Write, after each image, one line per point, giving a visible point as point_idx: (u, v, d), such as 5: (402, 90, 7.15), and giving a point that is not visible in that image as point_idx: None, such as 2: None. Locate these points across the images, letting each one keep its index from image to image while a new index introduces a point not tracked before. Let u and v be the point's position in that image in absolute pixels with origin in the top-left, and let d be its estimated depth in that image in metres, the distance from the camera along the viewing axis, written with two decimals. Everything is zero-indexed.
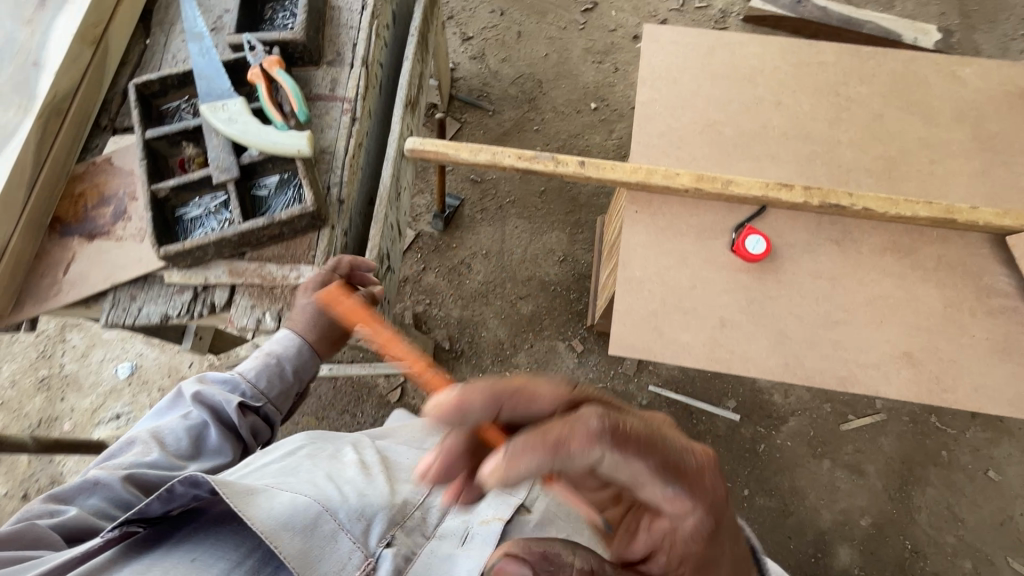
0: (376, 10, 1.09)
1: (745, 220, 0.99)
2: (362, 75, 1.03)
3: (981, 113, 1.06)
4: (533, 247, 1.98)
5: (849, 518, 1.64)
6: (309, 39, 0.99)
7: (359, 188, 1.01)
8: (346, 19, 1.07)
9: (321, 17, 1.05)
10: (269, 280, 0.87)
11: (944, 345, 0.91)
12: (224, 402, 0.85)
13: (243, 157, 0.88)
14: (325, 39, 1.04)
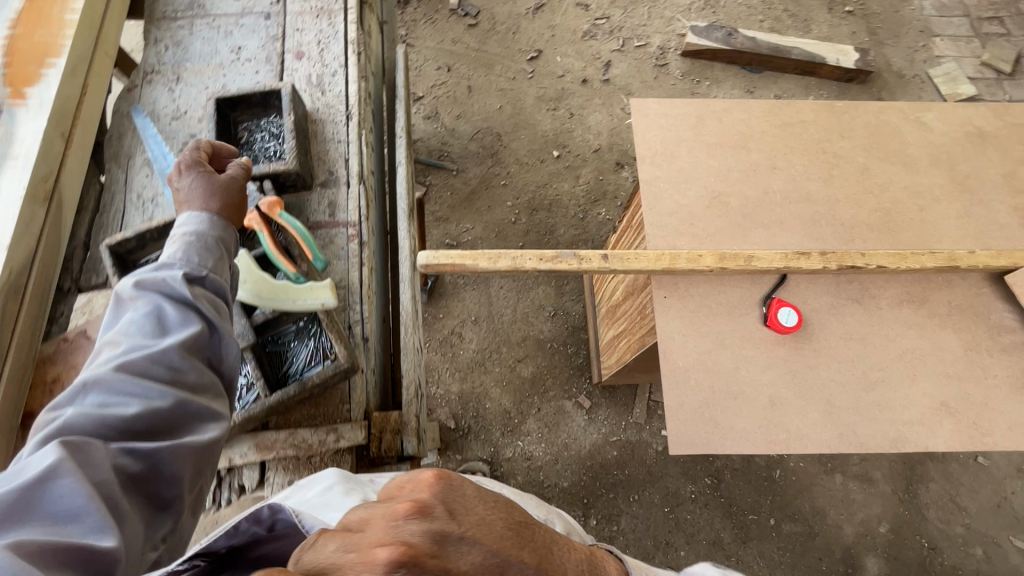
0: (361, 117, 1.06)
1: (771, 292, 1.00)
2: (360, 193, 0.99)
3: (951, 156, 1.13)
4: (522, 305, 1.94)
5: (868, 528, 1.69)
6: (302, 167, 0.95)
7: (378, 315, 0.97)
8: (332, 133, 1.03)
9: (308, 138, 1.02)
10: (305, 449, 0.81)
11: (973, 389, 0.96)
12: (166, 278, 0.73)
13: (256, 317, 0.86)
14: (315, 160, 1.01)
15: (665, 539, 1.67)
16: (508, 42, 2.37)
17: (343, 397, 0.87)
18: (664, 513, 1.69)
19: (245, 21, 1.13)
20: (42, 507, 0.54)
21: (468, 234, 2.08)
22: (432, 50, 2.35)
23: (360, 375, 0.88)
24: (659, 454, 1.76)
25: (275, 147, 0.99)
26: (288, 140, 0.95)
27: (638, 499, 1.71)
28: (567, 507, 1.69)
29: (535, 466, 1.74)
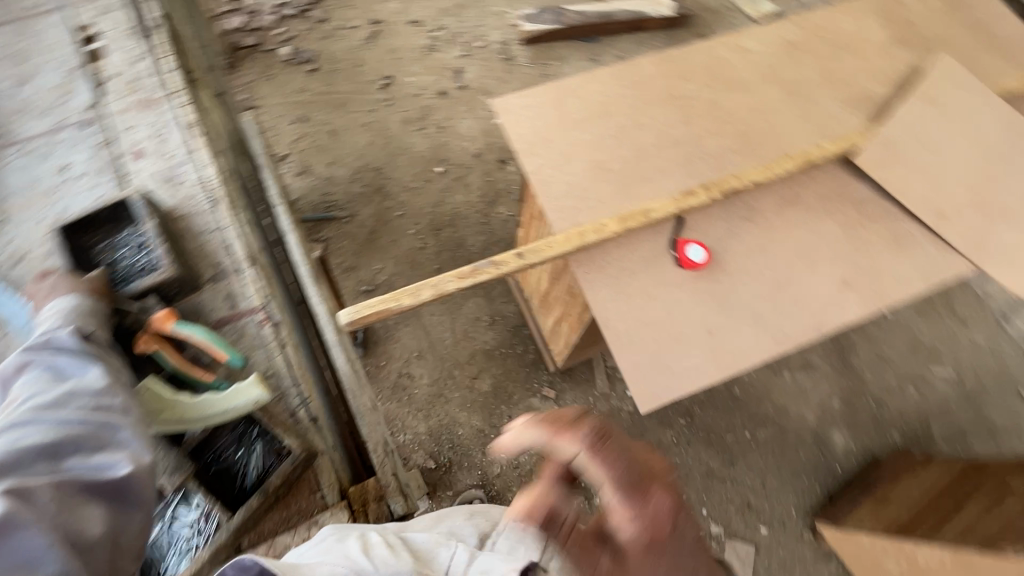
0: (225, 200, 1.14)
1: (675, 236, 1.07)
2: (257, 276, 1.09)
3: (778, 67, 1.26)
4: (459, 324, 1.92)
5: (824, 406, 1.87)
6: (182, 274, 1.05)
7: (316, 385, 1.07)
8: (205, 223, 1.11)
9: (184, 249, 1.10)
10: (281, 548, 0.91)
11: (860, 260, 1.08)
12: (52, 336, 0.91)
13: (188, 437, 0.97)
14: (195, 264, 1.09)
15: None
16: (355, 77, 2.33)
17: (312, 485, 0.97)
18: None
19: (92, 149, 1.18)
20: (7, 558, 0.68)
21: (382, 274, 2.04)
22: (281, 106, 2.26)
23: (322, 457, 1.00)
24: (632, 414, 1.83)
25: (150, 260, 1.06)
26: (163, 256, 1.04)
27: None
28: None
29: (525, 471, 1.76)
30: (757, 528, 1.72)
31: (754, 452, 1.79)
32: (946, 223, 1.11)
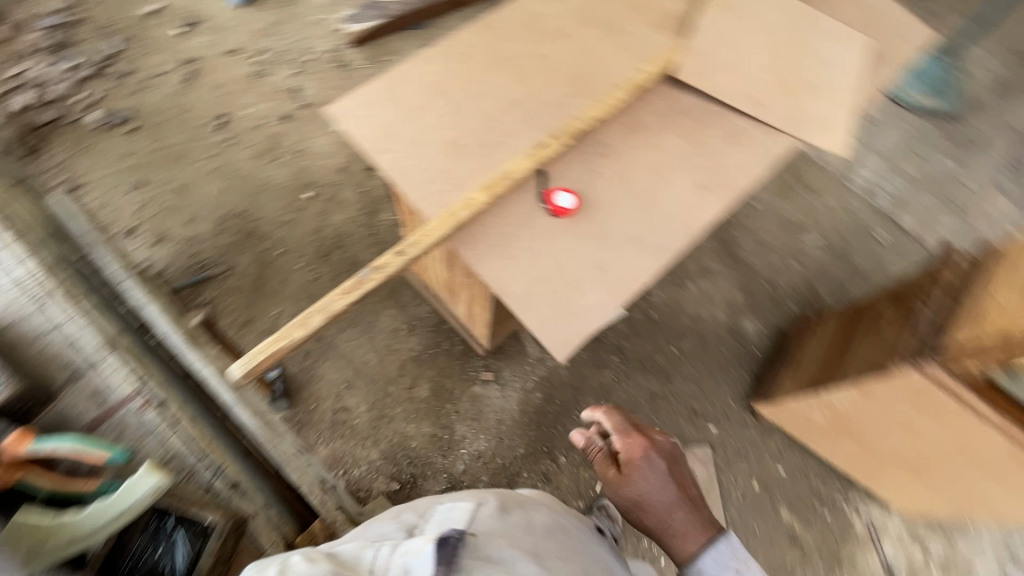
0: (69, 326, 1.69)
1: (542, 189, 1.10)
2: (131, 375, 1.63)
3: (589, 5, 1.31)
4: (378, 341, 1.88)
5: (729, 302, 2.04)
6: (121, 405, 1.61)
7: (220, 449, 1.62)
8: (62, 341, 1.67)
9: (45, 371, 1.64)
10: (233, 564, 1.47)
11: (706, 161, 1.18)
12: None
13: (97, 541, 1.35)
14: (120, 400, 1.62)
15: None
16: (183, 125, 2.15)
17: (253, 530, 1.53)
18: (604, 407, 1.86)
19: None
20: None
21: (281, 318, 1.92)
22: (109, 176, 2.03)
23: (249, 502, 1.56)
24: (569, 367, 1.90)
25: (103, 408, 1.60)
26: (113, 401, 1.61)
27: (580, 413, 1.85)
28: (535, 465, 1.78)
29: (489, 457, 1.77)
30: (707, 427, 1.85)
31: (684, 363, 1.93)
32: (763, 108, 1.23)
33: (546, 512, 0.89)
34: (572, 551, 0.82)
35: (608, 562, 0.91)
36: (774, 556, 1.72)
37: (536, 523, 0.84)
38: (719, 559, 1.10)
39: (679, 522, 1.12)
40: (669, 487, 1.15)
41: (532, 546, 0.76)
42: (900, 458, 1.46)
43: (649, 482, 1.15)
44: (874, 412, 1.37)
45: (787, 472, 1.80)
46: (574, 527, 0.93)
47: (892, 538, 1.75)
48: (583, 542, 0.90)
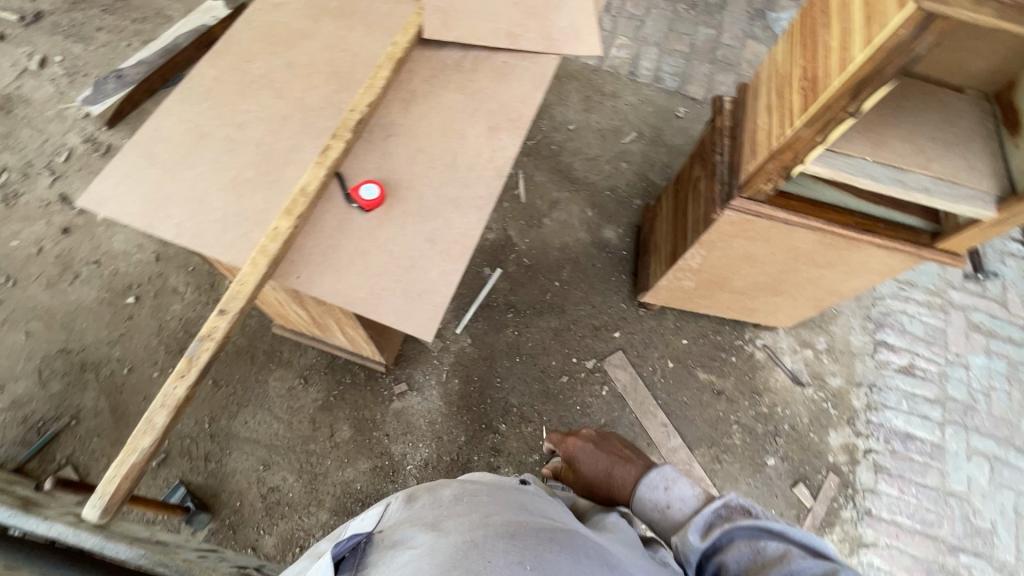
0: None
1: (345, 189, 1.08)
2: None
3: (319, 3, 1.29)
4: (278, 408, 1.78)
5: (585, 221, 2.19)
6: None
7: None
8: None
9: None
10: None
11: (488, 104, 1.23)
12: None
13: None
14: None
15: (537, 370, 1.91)
16: None
17: None
18: (520, 362, 1.91)
19: None
20: None
21: None
22: None
23: None
24: (473, 343, 1.93)
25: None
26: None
27: (501, 378, 1.88)
28: (481, 445, 1.79)
29: (436, 460, 1.76)
30: (612, 336, 1.98)
31: (570, 290, 2.04)
32: (519, 40, 1.30)
33: (457, 483, 0.99)
34: (478, 504, 0.90)
35: (530, 501, 1.00)
36: (708, 413, 1.90)
37: (444, 497, 0.95)
38: (650, 483, 1.21)
39: (616, 474, 1.32)
40: (601, 456, 1.39)
41: (431, 519, 0.87)
42: (763, 284, 1.65)
43: (588, 465, 1.40)
44: (723, 256, 1.54)
45: (689, 341, 2.00)
46: (494, 484, 1.04)
47: (787, 352, 2.02)
48: (502, 493, 0.98)
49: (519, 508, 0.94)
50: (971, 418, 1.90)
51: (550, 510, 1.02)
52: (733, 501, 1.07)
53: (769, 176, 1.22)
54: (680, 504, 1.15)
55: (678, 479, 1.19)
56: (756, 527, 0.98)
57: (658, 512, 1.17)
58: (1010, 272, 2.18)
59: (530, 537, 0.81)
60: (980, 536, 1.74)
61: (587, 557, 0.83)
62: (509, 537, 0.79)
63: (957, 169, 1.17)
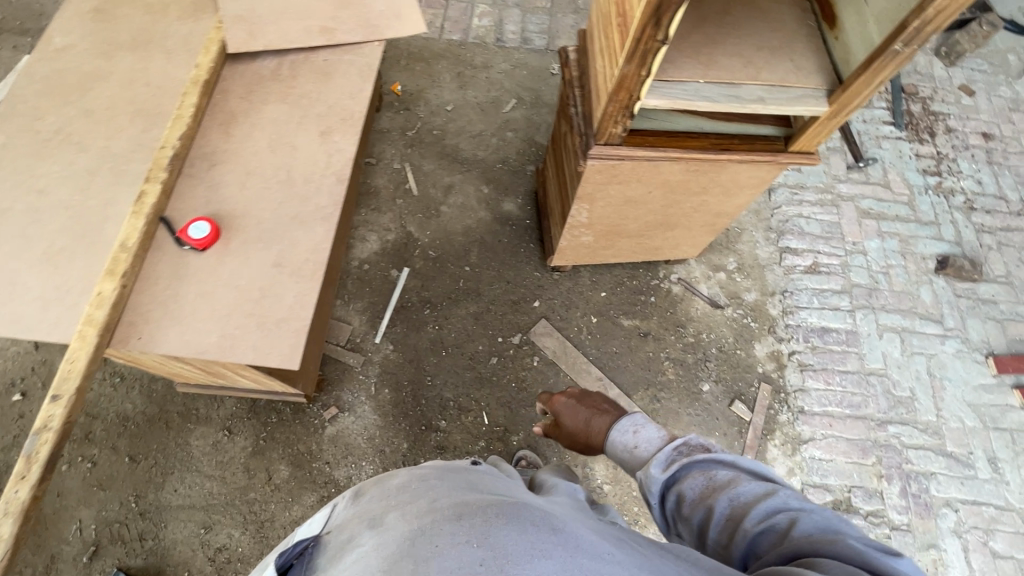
0: None
1: (174, 233, 1.01)
2: None
3: (110, 38, 1.19)
4: (206, 466, 1.69)
5: (482, 199, 2.15)
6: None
7: None
8: None
9: None
10: None
11: (316, 108, 1.16)
12: None
13: None
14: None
15: (465, 358, 1.89)
16: None
17: None
18: (447, 355, 1.89)
19: None
20: None
21: (87, 528, 1.60)
22: None
23: None
24: (396, 349, 1.88)
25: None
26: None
27: (432, 376, 1.85)
28: (425, 447, 1.76)
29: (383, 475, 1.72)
30: (533, 306, 1.98)
31: (481, 272, 2.02)
32: (336, 34, 1.24)
33: (408, 474, 0.94)
34: (424, 491, 0.83)
35: (481, 483, 0.94)
36: (639, 357, 1.93)
37: (392, 488, 0.90)
38: (620, 428, 1.21)
39: (593, 426, 1.34)
40: (580, 411, 1.42)
41: (377, 511, 0.82)
42: (654, 222, 1.67)
43: (569, 418, 1.45)
44: (607, 204, 1.54)
45: (608, 293, 2.02)
46: (444, 469, 0.98)
47: (701, 280, 2.07)
48: (450, 477, 0.93)
49: (469, 488, 0.87)
50: (876, 299, 2.02)
51: (504, 487, 0.96)
52: (693, 440, 1.03)
53: (615, 119, 1.21)
54: (647, 445, 1.13)
55: (647, 423, 1.18)
56: (710, 459, 0.95)
57: (627, 453, 1.17)
58: (886, 154, 2.30)
59: (478, 513, 0.69)
60: (902, 405, 1.85)
61: (537, 524, 0.69)
62: (459, 518, 0.69)
63: (785, 73, 1.19)
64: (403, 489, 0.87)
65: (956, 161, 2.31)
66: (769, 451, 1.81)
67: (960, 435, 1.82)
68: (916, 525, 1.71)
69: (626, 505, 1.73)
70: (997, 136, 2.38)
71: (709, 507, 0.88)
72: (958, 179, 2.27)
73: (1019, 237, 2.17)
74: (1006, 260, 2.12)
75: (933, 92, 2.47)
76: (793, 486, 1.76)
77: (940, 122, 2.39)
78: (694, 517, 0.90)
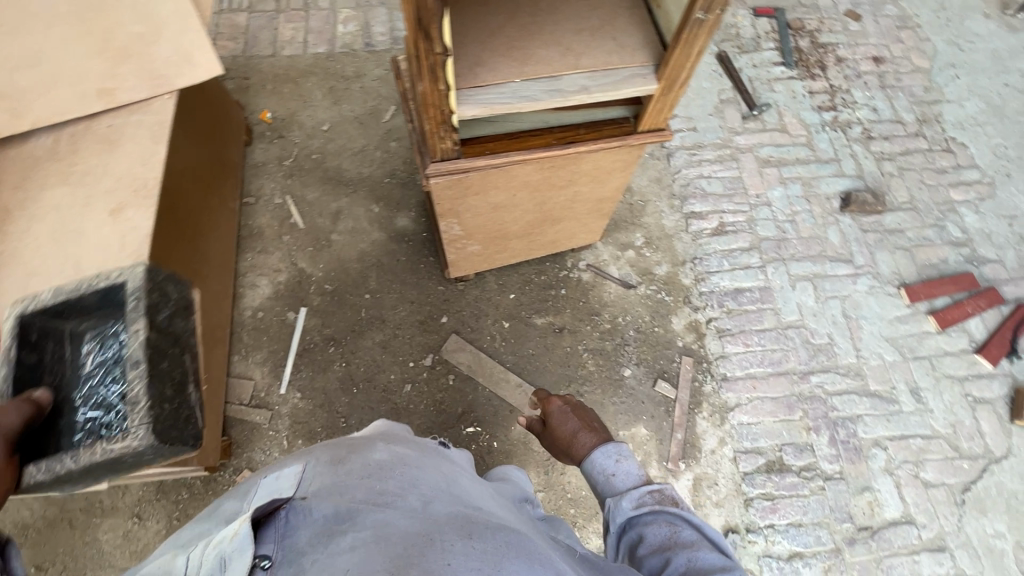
0: None
1: None
2: None
3: None
4: (119, 559, 1.60)
5: (373, 219, 2.05)
6: (155, 424, 0.79)
7: None
8: None
9: None
10: None
11: (100, 184, 1.07)
12: None
13: None
14: (135, 410, 0.79)
15: (379, 391, 1.81)
16: None
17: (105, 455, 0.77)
18: (360, 391, 1.81)
19: None
20: None
21: None
22: None
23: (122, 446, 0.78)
24: (304, 396, 1.79)
25: (104, 403, 0.84)
26: (116, 362, 0.86)
27: (347, 416, 1.78)
28: None
29: None
30: (441, 322, 1.90)
31: (383, 297, 1.93)
32: (117, 94, 1.15)
33: (385, 443, 0.83)
34: (413, 486, 0.74)
35: (456, 479, 0.85)
36: (557, 355, 1.87)
37: (371, 466, 0.75)
38: (604, 451, 1.10)
39: (579, 440, 1.21)
40: (572, 417, 1.28)
41: (371, 494, 0.69)
42: (535, 220, 1.60)
43: (557, 420, 1.30)
44: (474, 214, 1.46)
45: (516, 293, 1.95)
46: (423, 454, 0.87)
47: (611, 263, 2.00)
48: (431, 465, 0.83)
49: (451, 488, 0.81)
50: (785, 249, 1.99)
51: (471, 484, 0.90)
52: (669, 491, 0.99)
53: (440, 135, 1.13)
54: (626, 477, 1.04)
55: (632, 456, 1.08)
56: (681, 516, 0.93)
57: (602, 478, 1.07)
58: (779, 97, 2.25)
59: (491, 538, 0.67)
60: (822, 353, 1.84)
61: (540, 563, 0.68)
62: (470, 536, 0.65)
63: (608, 55, 1.10)
64: (400, 472, 0.76)
65: (849, 91, 2.27)
66: (698, 425, 1.78)
67: (881, 372, 1.82)
68: (848, 471, 1.71)
69: (562, 509, 1.69)
70: (888, 58, 2.34)
71: (668, 558, 0.85)
72: (853, 110, 2.23)
73: (918, 159, 2.14)
74: (908, 185, 2.09)
75: (820, 23, 2.41)
76: (725, 455, 1.74)
77: (829, 54, 2.34)
78: (647, 562, 0.87)
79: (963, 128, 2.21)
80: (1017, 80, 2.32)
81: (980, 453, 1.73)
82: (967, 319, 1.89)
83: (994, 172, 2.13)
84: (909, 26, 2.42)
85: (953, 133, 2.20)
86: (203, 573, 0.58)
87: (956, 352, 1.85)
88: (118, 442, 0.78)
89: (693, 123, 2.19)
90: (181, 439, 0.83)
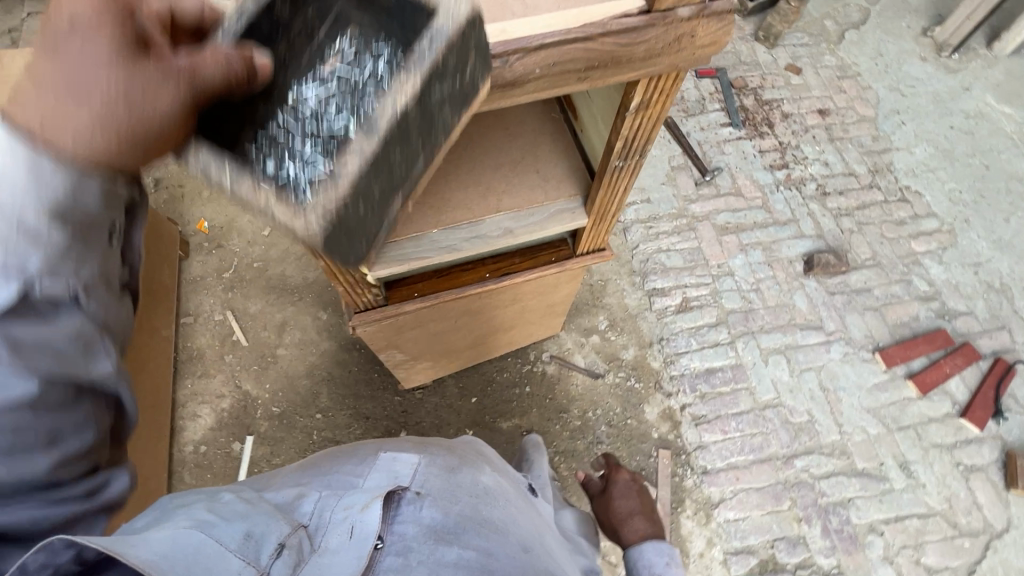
0: None
1: None
2: None
3: None
4: None
5: (322, 330, 1.92)
6: (335, 228, 0.51)
7: None
8: None
9: None
10: None
11: None
12: None
13: None
14: (324, 191, 0.50)
15: None
16: None
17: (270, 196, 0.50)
18: None
19: None
20: None
21: None
22: None
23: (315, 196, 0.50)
24: None
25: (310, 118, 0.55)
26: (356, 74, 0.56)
27: None
28: None
29: None
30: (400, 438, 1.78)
31: (337, 416, 1.80)
32: None
33: (491, 471, 0.86)
34: (513, 523, 0.76)
35: (544, 527, 0.87)
36: None
37: (475, 489, 0.77)
38: (654, 547, 1.19)
39: (635, 522, 1.28)
40: (633, 496, 1.36)
41: (480, 518, 0.72)
42: (486, 333, 1.49)
43: (621, 497, 1.35)
44: (416, 343, 1.36)
45: (479, 396, 1.84)
46: (520, 492, 0.90)
47: (576, 351, 1.90)
48: (525, 508, 0.85)
49: (540, 537, 0.81)
50: (753, 322, 1.91)
51: (554, 536, 0.91)
52: None
53: (357, 290, 1.04)
54: None
55: (679, 565, 1.17)
56: None
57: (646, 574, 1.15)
58: (730, 159, 2.21)
59: None
60: (804, 433, 1.75)
61: None
62: None
63: (531, 190, 1.02)
64: (504, 507, 0.78)
65: (799, 146, 2.25)
66: (683, 526, 1.65)
67: (866, 448, 1.73)
68: (846, 564, 1.60)
69: None
70: (833, 110, 2.34)
71: None
72: (805, 166, 2.21)
73: (876, 212, 2.11)
74: (869, 240, 2.05)
75: (762, 79, 2.40)
76: (715, 559, 1.62)
77: (775, 110, 2.33)
78: None
79: (916, 176, 2.19)
80: (961, 121, 2.33)
81: (980, 528, 1.64)
82: (947, 380, 1.82)
83: (953, 219, 2.11)
84: (850, 75, 2.43)
85: (907, 182, 2.18)
86: (333, 523, 0.66)
87: (941, 418, 1.77)
88: (280, 213, 0.50)
89: (646, 194, 2.13)
90: (341, 253, 0.55)
